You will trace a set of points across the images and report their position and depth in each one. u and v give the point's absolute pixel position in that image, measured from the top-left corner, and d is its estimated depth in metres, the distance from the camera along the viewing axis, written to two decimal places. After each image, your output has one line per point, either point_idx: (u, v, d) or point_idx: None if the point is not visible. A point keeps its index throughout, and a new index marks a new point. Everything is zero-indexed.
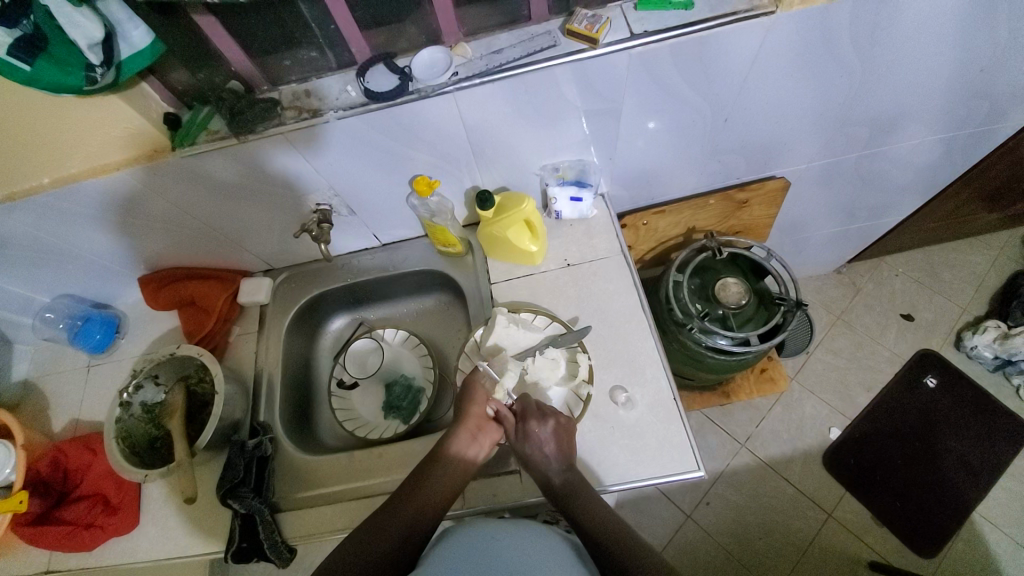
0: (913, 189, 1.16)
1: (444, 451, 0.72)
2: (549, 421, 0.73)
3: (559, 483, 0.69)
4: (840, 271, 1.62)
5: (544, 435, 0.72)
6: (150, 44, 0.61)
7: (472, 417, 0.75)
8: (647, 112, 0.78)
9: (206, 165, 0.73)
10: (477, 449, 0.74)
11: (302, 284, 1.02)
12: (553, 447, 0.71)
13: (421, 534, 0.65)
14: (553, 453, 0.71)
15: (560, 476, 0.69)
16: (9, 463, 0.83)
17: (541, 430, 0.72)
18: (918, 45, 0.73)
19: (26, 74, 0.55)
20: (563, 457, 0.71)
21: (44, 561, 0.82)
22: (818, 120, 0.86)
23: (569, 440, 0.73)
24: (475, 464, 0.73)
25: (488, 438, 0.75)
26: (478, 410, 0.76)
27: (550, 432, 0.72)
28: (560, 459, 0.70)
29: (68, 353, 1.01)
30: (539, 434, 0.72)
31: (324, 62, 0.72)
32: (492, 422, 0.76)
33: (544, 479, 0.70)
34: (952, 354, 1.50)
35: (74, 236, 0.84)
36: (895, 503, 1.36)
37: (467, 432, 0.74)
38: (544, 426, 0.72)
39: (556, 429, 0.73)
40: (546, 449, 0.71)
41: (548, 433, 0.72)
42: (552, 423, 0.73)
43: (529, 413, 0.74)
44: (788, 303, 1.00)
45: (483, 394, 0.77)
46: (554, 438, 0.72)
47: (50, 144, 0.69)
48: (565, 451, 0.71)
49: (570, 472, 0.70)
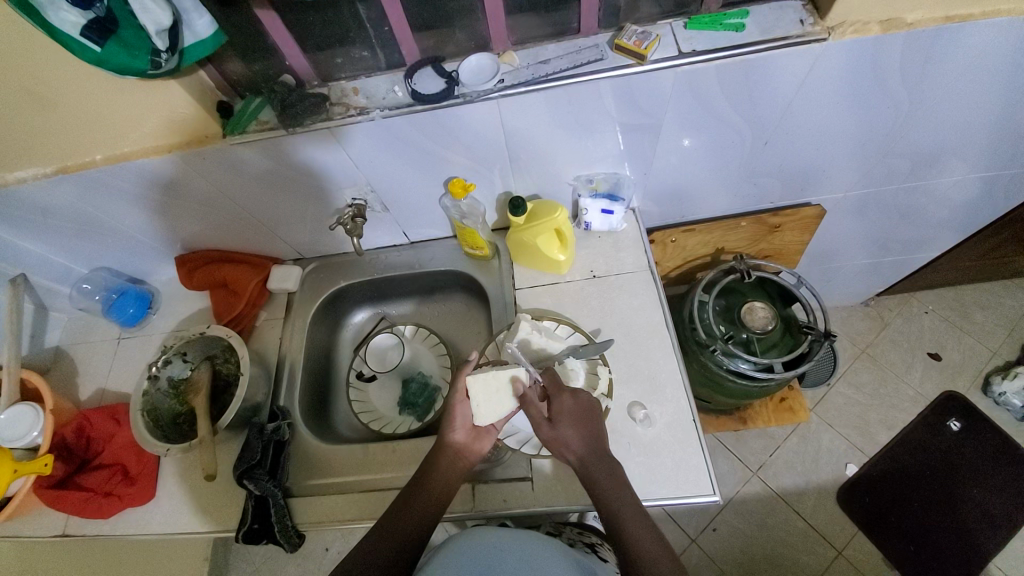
0: (951, 226, 1.14)
1: (446, 443, 0.73)
2: (579, 396, 0.72)
3: (596, 468, 0.66)
4: (867, 304, 1.59)
5: (572, 416, 0.70)
6: (212, 34, 0.62)
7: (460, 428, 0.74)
8: (686, 130, 0.78)
9: (251, 155, 0.76)
10: (474, 448, 0.73)
11: (331, 275, 1.03)
12: (588, 430, 0.69)
13: (417, 545, 0.66)
14: (582, 436, 0.69)
15: (591, 454, 0.67)
16: (37, 425, 0.86)
17: (567, 423, 0.69)
18: (971, 81, 0.72)
19: (95, 55, 0.57)
20: (594, 440, 0.69)
21: (62, 524, 0.85)
22: (860, 150, 0.85)
23: (597, 416, 0.71)
24: (477, 459, 0.73)
25: (484, 440, 0.74)
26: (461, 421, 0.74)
27: (584, 422, 0.70)
28: (591, 443, 0.68)
29: (101, 325, 1.04)
30: (569, 410, 0.70)
31: (374, 62, 0.74)
32: (479, 436, 0.73)
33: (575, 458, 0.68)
34: (978, 399, 1.46)
35: (118, 212, 0.87)
36: (909, 547, 1.32)
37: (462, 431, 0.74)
38: (574, 401, 0.71)
39: (586, 404, 0.71)
40: (576, 438, 0.68)
41: (578, 409, 0.71)
42: (575, 409, 0.70)
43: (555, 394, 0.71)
44: (816, 333, 0.98)
45: (462, 403, 0.75)
46: (582, 420, 0.70)
47: (104, 122, 0.72)
48: (596, 426, 0.70)
49: (602, 456, 0.68)
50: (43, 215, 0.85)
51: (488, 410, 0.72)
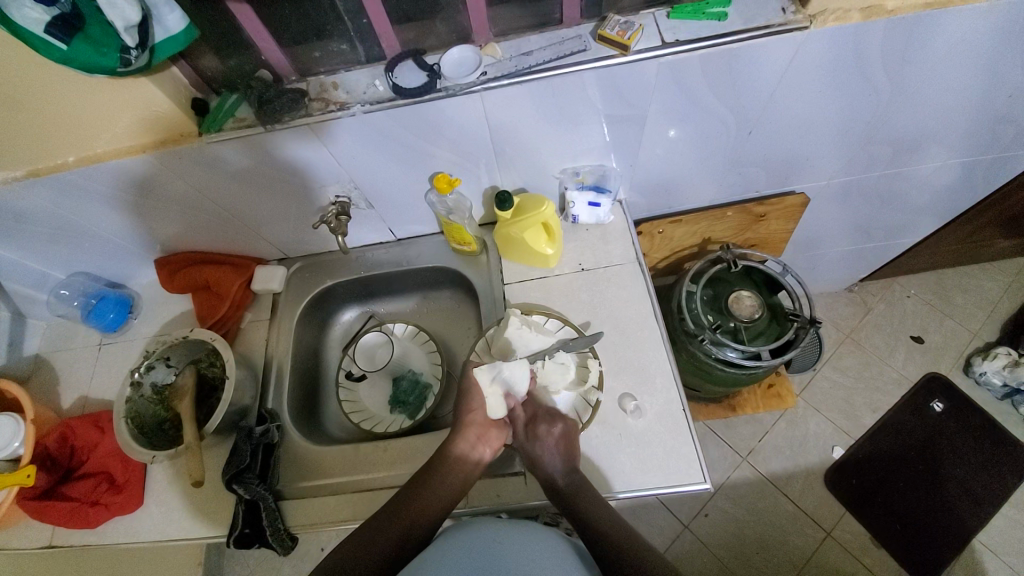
0: (931, 211, 1.15)
1: (449, 449, 0.73)
2: (558, 425, 0.75)
3: (567, 485, 0.69)
4: (851, 289, 1.61)
5: (553, 438, 0.74)
6: (184, 30, 0.60)
7: (472, 426, 0.76)
8: (670, 121, 0.78)
9: (228, 153, 0.74)
10: (480, 453, 0.75)
11: (317, 274, 1.02)
12: (567, 453, 0.72)
13: (417, 539, 0.66)
14: (560, 455, 0.72)
15: (566, 477, 0.70)
16: (17, 435, 0.83)
17: (546, 441, 0.74)
18: (948, 68, 0.73)
19: (62, 54, 0.55)
20: (570, 463, 0.72)
21: (49, 535, 0.83)
22: (843, 138, 0.85)
23: (575, 446, 0.74)
24: (479, 466, 0.74)
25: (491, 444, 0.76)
26: (477, 418, 0.77)
27: (565, 442, 0.73)
28: (565, 463, 0.71)
29: (81, 331, 1.02)
30: (546, 438, 0.74)
31: (353, 55, 0.73)
32: (494, 427, 0.78)
33: (549, 479, 0.71)
34: (960, 379, 1.49)
35: (94, 215, 0.85)
36: (895, 526, 1.35)
37: (468, 438, 0.75)
38: (550, 432, 0.75)
39: (564, 435, 0.74)
40: (555, 456, 0.72)
41: (555, 439, 0.74)
42: (559, 430, 0.75)
43: (539, 418, 0.77)
44: (802, 319, 0.99)
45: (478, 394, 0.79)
46: (561, 445, 0.73)
47: (76, 122, 0.69)
48: (571, 455, 0.73)
49: (576, 474, 0.71)
50: (15, 220, 0.82)
51: (497, 402, 0.78)
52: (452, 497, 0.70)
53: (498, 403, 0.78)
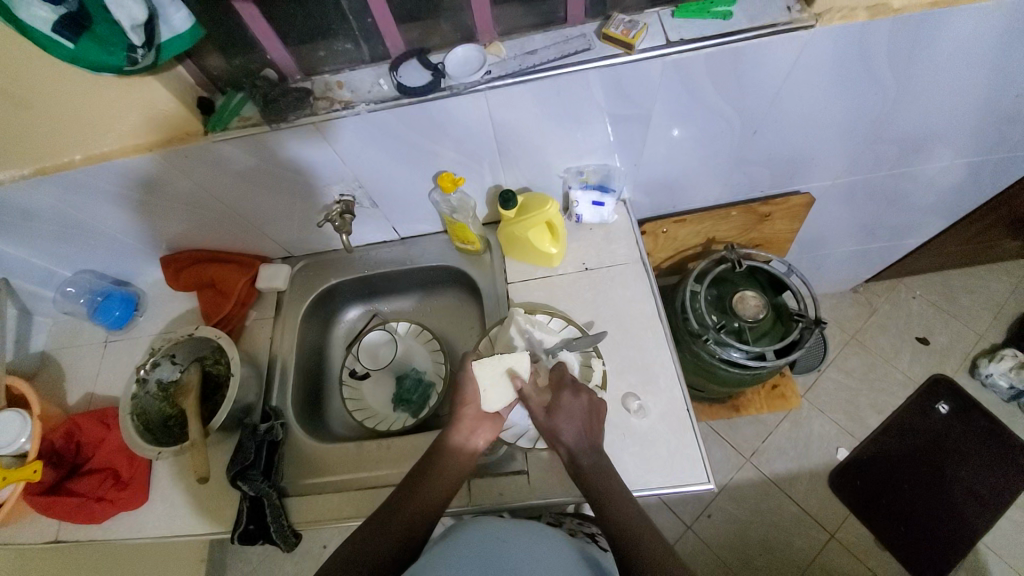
0: (937, 211, 1.14)
1: (447, 443, 0.72)
2: (582, 396, 0.72)
3: (588, 465, 0.68)
4: (856, 290, 1.60)
5: (576, 409, 0.71)
6: (189, 29, 0.60)
7: (462, 419, 0.73)
8: (674, 120, 0.78)
9: (233, 152, 0.74)
10: (475, 443, 0.73)
11: (321, 273, 1.02)
12: (587, 429, 0.71)
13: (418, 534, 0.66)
14: (582, 429, 0.70)
15: (588, 457, 0.68)
16: (25, 431, 0.83)
17: (569, 411, 0.71)
18: (955, 66, 0.72)
19: (70, 52, 0.56)
20: (592, 437, 0.70)
21: (55, 529, 0.84)
22: (848, 137, 0.85)
23: (598, 420, 0.72)
24: (475, 456, 0.73)
25: (488, 429, 0.74)
26: (470, 409, 0.74)
27: (581, 419, 0.71)
28: (588, 437, 0.70)
29: (87, 328, 1.02)
30: (570, 408, 0.71)
31: (358, 54, 0.73)
32: (488, 419, 0.74)
33: (570, 456, 0.69)
34: (966, 381, 1.48)
35: (100, 213, 0.85)
36: (900, 528, 1.34)
37: (463, 429, 0.73)
38: (575, 401, 0.72)
39: (588, 406, 0.72)
40: (576, 432, 0.70)
41: (580, 408, 0.72)
42: (580, 402, 0.72)
43: (563, 386, 0.73)
44: (807, 320, 0.99)
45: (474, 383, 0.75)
46: (586, 415, 0.71)
47: (83, 120, 0.70)
48: (593, 428, 0.71)
49: (597, 454, 0.69)
50: (22, 218, 0.83)
51: (496, 395, 0.72)
52: (450, 492, 0.69)
53: (498, 395, 0.72)
